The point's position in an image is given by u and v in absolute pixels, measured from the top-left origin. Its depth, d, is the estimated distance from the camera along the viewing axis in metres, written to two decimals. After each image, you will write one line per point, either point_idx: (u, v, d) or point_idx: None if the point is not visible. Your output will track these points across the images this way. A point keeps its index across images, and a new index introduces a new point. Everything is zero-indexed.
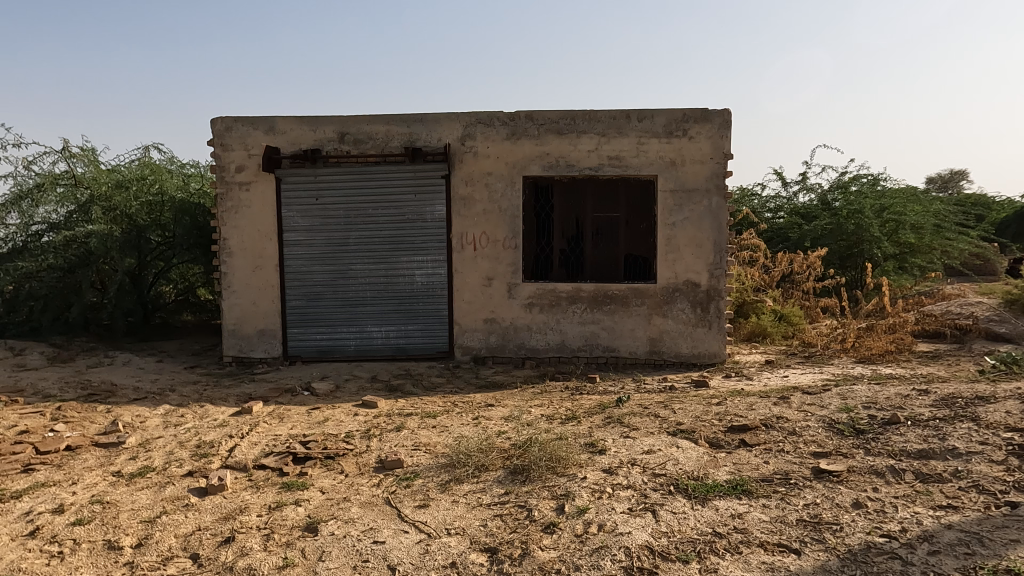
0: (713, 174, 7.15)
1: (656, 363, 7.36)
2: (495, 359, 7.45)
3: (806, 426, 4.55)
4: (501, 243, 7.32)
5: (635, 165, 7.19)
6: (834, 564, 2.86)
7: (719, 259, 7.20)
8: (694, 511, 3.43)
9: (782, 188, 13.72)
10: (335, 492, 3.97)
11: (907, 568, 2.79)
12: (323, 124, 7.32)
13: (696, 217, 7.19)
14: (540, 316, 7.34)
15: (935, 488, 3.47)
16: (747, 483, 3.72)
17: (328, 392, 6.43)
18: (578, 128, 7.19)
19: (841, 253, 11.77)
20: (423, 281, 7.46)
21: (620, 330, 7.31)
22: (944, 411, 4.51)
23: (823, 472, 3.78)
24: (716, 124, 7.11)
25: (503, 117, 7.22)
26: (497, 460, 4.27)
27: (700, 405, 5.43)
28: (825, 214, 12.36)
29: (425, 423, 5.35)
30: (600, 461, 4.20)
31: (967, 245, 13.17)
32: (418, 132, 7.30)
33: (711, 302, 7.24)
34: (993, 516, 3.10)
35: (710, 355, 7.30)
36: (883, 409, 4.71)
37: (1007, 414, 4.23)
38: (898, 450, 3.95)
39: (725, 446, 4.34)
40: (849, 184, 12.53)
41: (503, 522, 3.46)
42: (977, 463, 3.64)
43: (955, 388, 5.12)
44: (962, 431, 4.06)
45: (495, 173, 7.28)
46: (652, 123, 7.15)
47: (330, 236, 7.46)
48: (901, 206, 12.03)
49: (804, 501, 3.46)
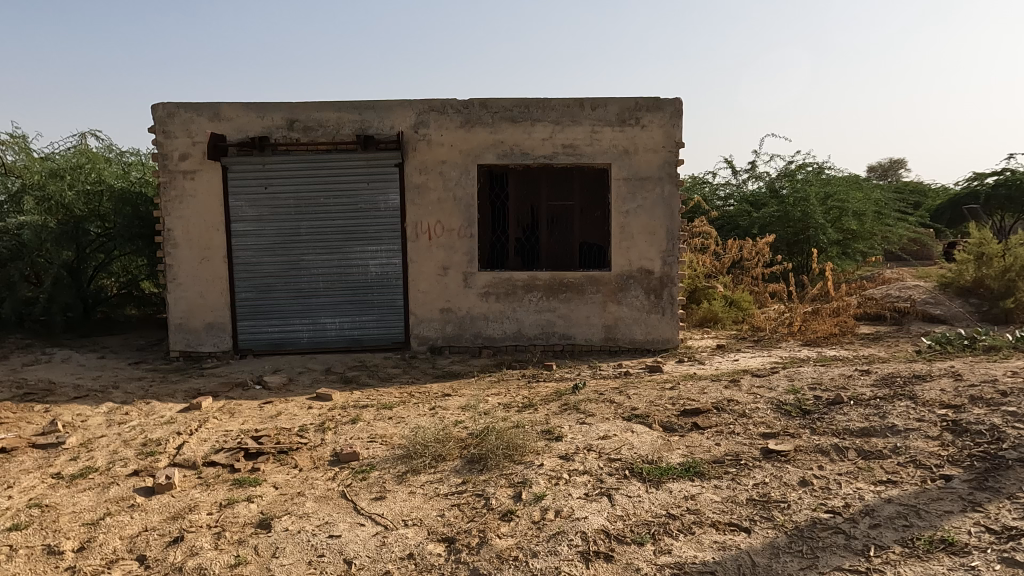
0: (666, 162, 7.25)
1: (612, 350, 7.45)
2: (452, 349, 7.41)
3: (756, 408, 4.68)
4: (456, 232, 7.27)
5: (589, 153, 7.23)
6: (782, 541, 2.96)
7: (672, 246, 7.32)
8: (649, 494, 3.50)
9: (733, 176, 14.11)
10: (289, 487, 3.90)
11: (850, 541, 2.90)
12: (271, 110, 7.11)
13: (649, 204, 7.29)
14: (496, 305, 7.33)
15: (876, 464, 3.62)
16: (699, 465, 3.81)
17: (281, 386, 6.30)
18: (532, 116, 7.18)
19: (788, 240, 12.15)
20: (378, 270, 7.35)
21: (575, 317, 7.36)
22: (884, 390, 4.69)
23: (772, 452, 3.90)
24: (668, 113, 7.20)
25: (457, 104, 7.15)
26: (454, 450, 4.25)
27: (654, 390, 5.52)
28: (773, 201, 12.70)
29: (381, 414, 5.30)
30: (557, 447, 4.23)
31: (906, 230, 13.73)
32: (370, 119, 7.17)
33: (664, 289, 7.37)
34: (929, 489, 3.25)
35: (664, 341, 7.44)
36: (828, 390, 4.88)
37: (942, 392, 4.42)
38: (842, 429, 4.10)
39: (679, 430, 4.44)
40: (796, 172, 12.93)
41: (461, 512, 3.46)
42: (915, 439, 3.80)
43: (894, 367, 5.34)
44: (901, 409, 4.24)
45: (449, 161, 7.21)
46: (606, 111, 7.19)
47: (280, 226, 7.28)
48: (844, 194, 12.42)
49: (753, 480, 3.56)
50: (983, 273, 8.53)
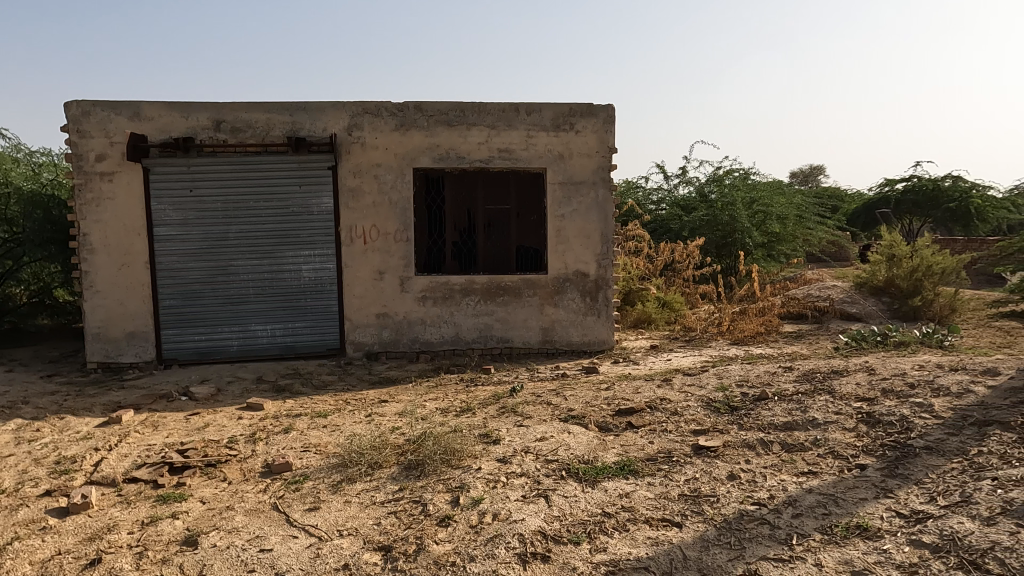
0: (600, 167, 7.40)
1: (549, 352, 7.52)
2: (389, 354, 7.31)
3: (687, 406, 4.82)
4: (392, 236, 7.19)
5: (524, 158, 7.29)
6: (711, 534, 3.06)
7: (606, 249, 7.47)
8: (585, 493, 3.55)
9: (665, 181, 14.55)
10: (217, 501, 3.75)
11: (774, 531, 3.03)
12: (196, 110, 6.85)
13: (584, 208, 7.41)
14: (433, 309, 7.28)
15: (798, 456, 3.80)
16: (633, 463, 3.89)
17: (209, 396, 6.05)
18: (468, 120, 7.18)
19: (716, 243, 12.59)
20: (311, 276, 7.18)
21: (513, 320, 7.40)
22: (805, 385, 4.93)
23: (702, 448, 4.03)
24: (601, 119, 7.35)
25: (391, 107, 7.07)
26: (391, 457, 4.20)
27: (590, 391, 5.61)
28: (702, 205, 13.15)
29: (315, 423, 5.18)
30: (495, 450, 4.24)
31: (825, 233, 14.49)
32: (301, 121, 7.01)
33: (600, 291, 7.50)
34: (847, 478, 3.43)
35: (600, 342, 7.57)
36: (754, 387, 5.09)
37: (857, 385, 4.68)
38: (767, 424, 4.28)
39: (614, 429, 4.53)
40: (723, 177, 13.47)
41: (398, 519, 3.42)
42: (833, 431, 4.01)
43: (815, 364, 5.62)
44: (821, 403, 4.46)
45: (384, 164, 7.13)
46: (541, 116, 7.27)
47: (207, 230, 7.01)
48: (768, 199, 13.02)
49: (685, 476, 3.67)
50: (893, 273, 9.06)
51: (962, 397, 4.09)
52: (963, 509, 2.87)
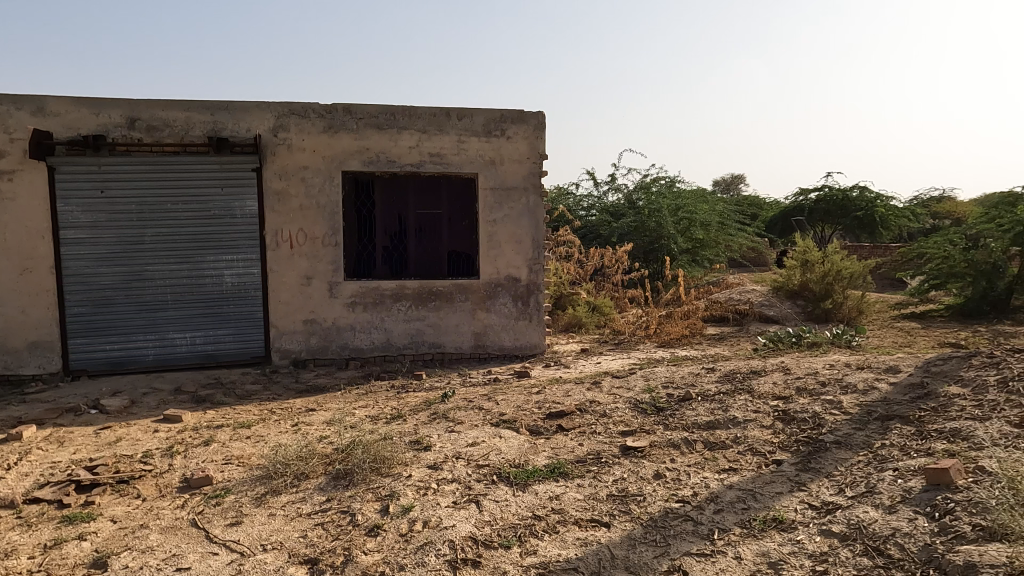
0: (530, 173, 7.48)
1: (481, 357, 7.52)
2: (317, 361, 7.12)
3: (615, 407, 4.93)
4: (320, 241, 7.02)
5: (456, 163, 7.28)
6: (638, 532, 3.14)
7: (537, 254, 7.55)
8: (516, 497, 3.57)
9: (595, 188, 14.85)
10: (130, 520, 3.55)
11: (697, 527, 3.14)
12: (107, 107, 6.49)
13: (515, 214, 7.46)
14: (363, 315, 7.15)
15: (720, 454, 3.95)
16: (563, 465, 3.94)
17: (122, 409, 5.72)
18: (398, 124, 7.11)
19: (644, 248, 12.93)
20: (234, 281, 6.92)
21: (445, 325, 7.36)
22: (727, 385, 5.14)
23: (630, 449, 4.13)
24: (532, 126, 7.44)
25: (319, 109, 6.92)
26: (318, 467, 4.09)
27: (522, 395, 5.65)
28: (630, 212, 13.49)
29: (238, 434, 4.98)
30: (425, 457, 4.20)
31: (745, 240, 15.15)
32: (223, 120, 6.75)
33: (531, 296, 7.57)
34: (764, 473, 3.60)
35: (531, 347, 7.64)
36: (678, 388, 5.26)
37: (774, 384, 4.91)
38: (691, 424, 4.43)
39: (544, 433, 4.58)
40: (650, 185, 13.90)
41: (325, 531, 3.34)
42: (752, 429, 4.19)
43: (735, 364, 5.87)
44: (741, 402, 4.65)
45: (311, 167, 6.96)
46: (472, 121, 7.28)
47: (120, 233, 6.64)
48: (692, 206, 13.51)
49: (613, 477, 3.75)
50: (807, 278, 9.58)
51: (868, 394, 4.36)
52: (867, 499, 3.05)
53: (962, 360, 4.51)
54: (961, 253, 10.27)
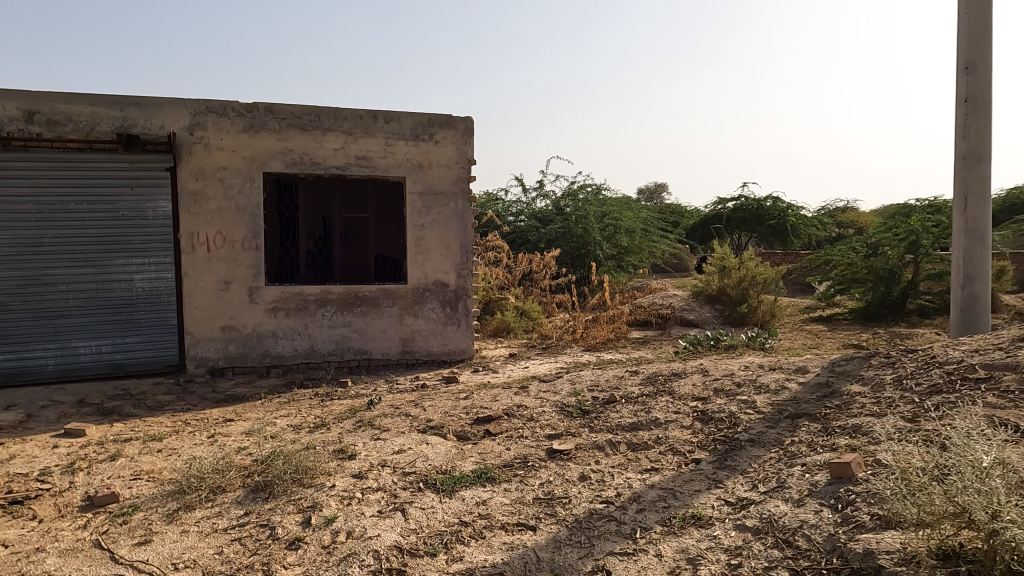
0: (459, 178, 7.46)
1: (408, 363, 7.43)
2: (235, 370, 6.83)
3: (542, 411, 4.98)
4: (239, 244, 6.76)
5: (382, 166, 7.18)
6: (563, 534, 3.18)
7: (466, 259, 7.54)
8: (442, 504, 3.54)
9: (523, 194, 14.99)
10: (25, 543, 3.30)
11: (621, 526, 3.21)
12: (2, 99, 6.02)
13: (443, 218, 7.43)
14: (286, 321, 6.92)
15: (642, 454, 4.07)
16: (490, 470, 3.95)
17: (16, 424, 5.31)
18: (323, 125, 6.95)
19: (572, 253, 13.14)
20: (145, 286, 6.56)
21: (371, 331, 7.22)
22: (649, 387, 5.29)
23: (556, 452, 4.18)
24: (460, 131, 7.44)
25: (239, 107, 6.67)
26: (236, 479, 3.93)
27: (449, 401, 5.62)
28: (558, 218, 13.70)
29: (148, 447, 4.72)
30: (350, 466, 4.11)
31: (667, 246, 15.67)
32: (134, 117, 6.39)
33: (459, 301, 7.55)
34: (684, 472, 3.72)
35: (459, 352, 7.61)
36: (603, 390, 5.37)
37: (693, 386, 5.10)
38: (615, 426, 4.53)
39: (472, 438, 4.57)
40: (577, 192, 14.16)
41: (243, 546, 3.21)
42: (673, 429, 4.34)
43: (657, 367, 6.05)
44: (662, 404, 4.80)
45: (230, 168, 6.69)
46: (399, 125, 7.20)
47: (16, 234, 6.18)
48: (617, 213, 13.86)
49: (539, 480, 3.79)
50: (724, 283, 10.01)
51: (779, 393, 4.60)
52: (778, 494, 3.20)
53: (862, 361, 4.83)
54: (862, 260, 11.00)
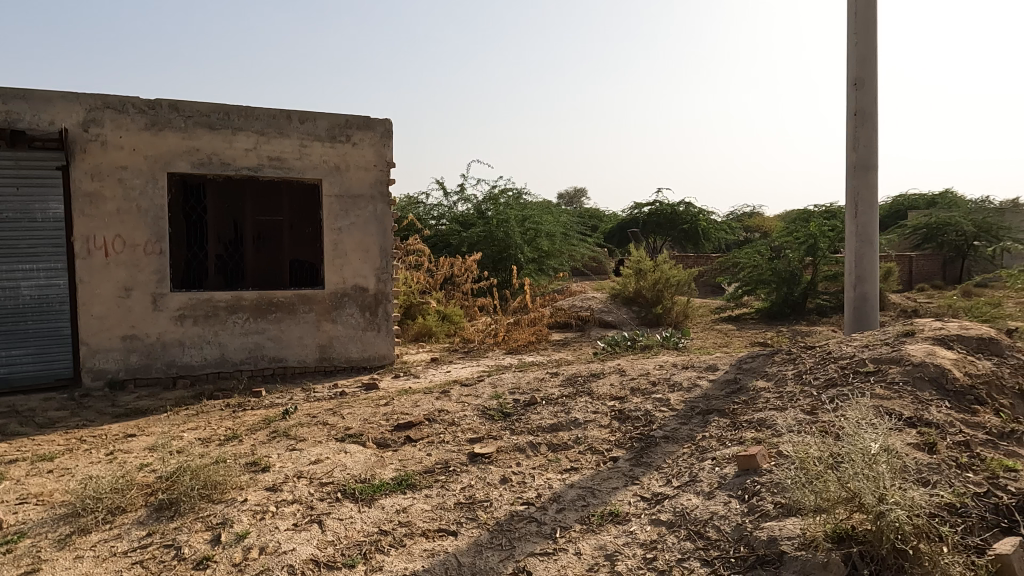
0: (377, 181, 7.35)
1: (326, 370, 7.22)
2: (138, 382, 6.42)
3: (463, 415, 4.97)
4: (141, 248, 6.37)
5: (297, 168, 6.96)
6: (484, 537, 3.18)
7: (385, 263, 7.43)
8: (361, 514, 3.47)
9: (444, 198, 14.91)
10: None
11: (541, 527, 3.25)
12: None
13: (362, 222, 7.28)
14: (194, 329, 6.58)
15: (562, 455, 4.13)
16: (411, 477, 3.90)
17: None
18: (233, 124, 6.66)
19: (493, 257, 13.17)
20: (33, 294, 6.07)
21: (287, 338, 6.98)
22: (569, 388, 5.38)
23: (477, 456, 4.18)
24: (379, 133, 7.33)
25: (140, 103, 6.30)
26: (137, 498, 3.69)
27: (368, 408, 5.50)
28: (479, 222, 13.71)
29: (38, 468, 4.36)
30: (263, 479, 3.96)
31: (586, 250, 16.00)
32: (19, 111, 5.91)
33: (379, 306, 7.42)
34: (602, 470, 3.81)
35: (380, 357, 7.47)
36: (524, 393, 5.41)
37: (611, 386, 5.23)
38: (535, 427, 4.58)
39: (392, 445, 4.50)
40: (498, 196, 14.23)
41: (145, 569, 3.02)
42: (592, 429, 4.42)
43: (577, 368, 6.16)
44: (582, 404, 4.90)
45: (131, 167, 6.31)
46: (315, 125, 7.01)
47: None
48: (538, 218, 14.04)
49: (460, 485, 3.78)
50: (640, 285, 10.31)
51: (691, 391, 4.78)
52: (690, 487, 3.33)
53: (767, 358, 5.10)
54: (767, 263, 11.62)
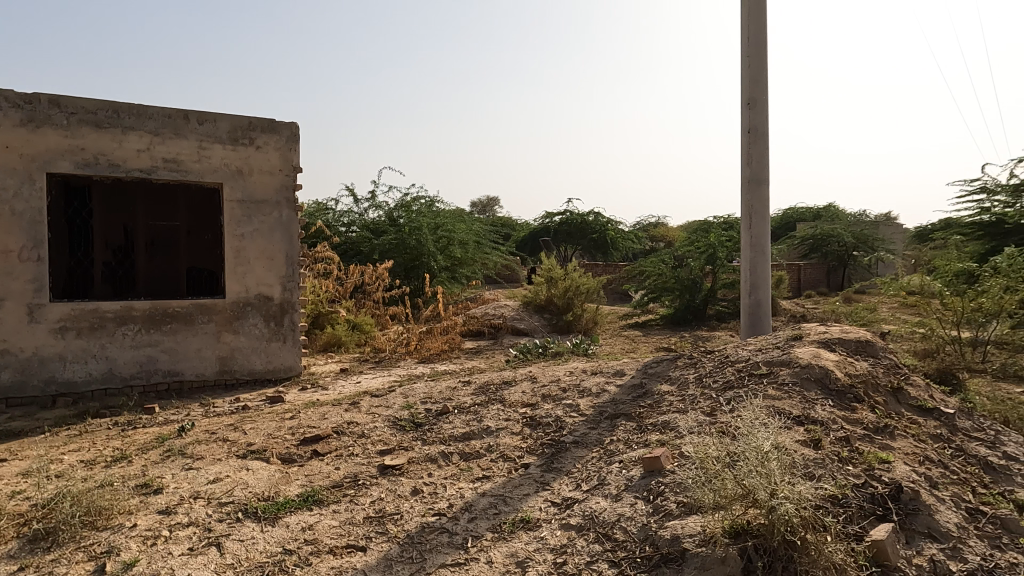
0: (283, 186, 7.10)
1: (228, 384, 6.87)
2: (11, 401, 5.85)
3: (374, 427, 4.86)
4: (15, 254, 5.83)
5: (196, 171, 6.61)
6: (395, 551, 3.12)
7: (291, 271, 7.18)
8: (264, 533, 3.31)
9: (354, 205, 14.60)
10: None
11: (452, 537, 3.22)
12: None
13: (266, 228, 7.01)
14: (77, 342, 6.08)
15: (474, 463, 4.12)
16: (318, 492, 3.77)
17: None
18: (123, 123, 6.24)
19: (405, 265, 13.01)
20: None
21: (183, 350, 6.58)
22: (481, 396, 5.38)
23: (388, 468, 4.10)
24: (284, 137, 7.09)
25: (15, 97, 5.78)
26: (8, 530, 3.36)
27: (273, 422, 5.28)
28: (391, 229, 13.52)
29: None
30: (156, 501, 3.71)
31: (499, 258, 16.12)
32: None
33: (285, 315, 7.15)
34: (514, 477, 3.83)
35: (285, 369, 7.20)
36: (436, 402, 5.37)
37: (523, 393, 5.28)
38: (447, 437, 4.55)
39: (298, 460, 4.34)
40: (411, 204, 14.09)
41: None
42: (503, 436, 4.45)
43: (489, 376, 6.19)
44: (494, 412, 4.91)
45: (3, 167, 5.77)
46: (215, 127, 6.69)
47: None
48: (451, 225, 14.01)
49: (370, 498, 3.69)
50: (551, 293, 10.50)
51: (600, 396, 4.91)
52: (599, 491, 3.41)
53: (670, 362, 5.32)
54: (670, 271, 12.14)
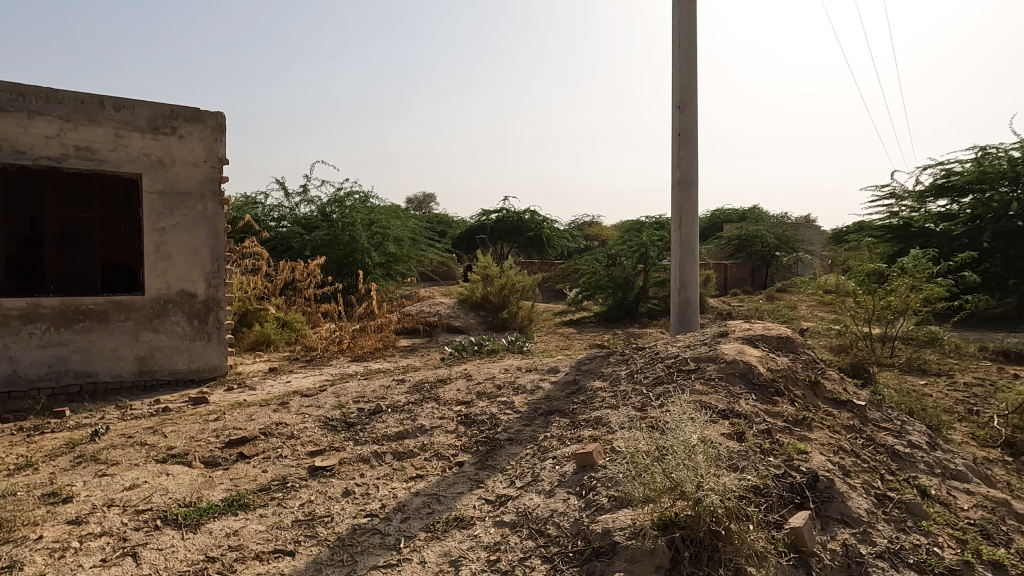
0: (208, 179, 6.81)
1: (147, 384, 6.52)
2: None
3: (304, 427, 4.73)
4: None
5: (112, 160, 6.24)
6: (324, 555, 3.04)
7: (216, 267, 6.91)
8: (185, 541, 3.17)
9: (285, 199, 14.14)
10: None
11: (385, 538, 3.17)
12: None
13: (189, 222, 6.70)
14: None
15: (408, 463, 4.07)
16: (243, 496, 3.63)
17: None
18: (30, 108, 5.83)
19: (338, 261, 12.72)
20: None
21: (98, 350, 6.21)
22: (415, 395, 5.32)
23: (318, 469, 4.00)
24: (209, 127, 6.80)
25: None
26: None
27: (195, 424, 5.05)
28: (324, 224, 13.18)
29: None
30: (65, 511, 3.48)
31: (434, 255, 16.01)
32: None
33: (210, 313, 6.86)
34: (448, 476, 3.81)
35: (210, 369, 6.91)
36: (369, 401, 5.27)
37: (457, 391, 5.25)
38: (380, 436, 4.48)
39: (222, 463, 4.17)
40: (344, 199, 13.77)
41: None
42: (438, 435, 4.41)
43: (424, 374, 6.12)
44: (428, 410, 4.87)
45: None
46: (133, 114, 6.33)
47: None
48: (386, 222, 13.80)
49: (299, 501, 3.59)
50: (487, 291, 10.49)
51: (534, 393, 4.94)
52: (532, 487, 3.43)
53: (603, 359, 5.41)
54: (604, 269, 12.36)
